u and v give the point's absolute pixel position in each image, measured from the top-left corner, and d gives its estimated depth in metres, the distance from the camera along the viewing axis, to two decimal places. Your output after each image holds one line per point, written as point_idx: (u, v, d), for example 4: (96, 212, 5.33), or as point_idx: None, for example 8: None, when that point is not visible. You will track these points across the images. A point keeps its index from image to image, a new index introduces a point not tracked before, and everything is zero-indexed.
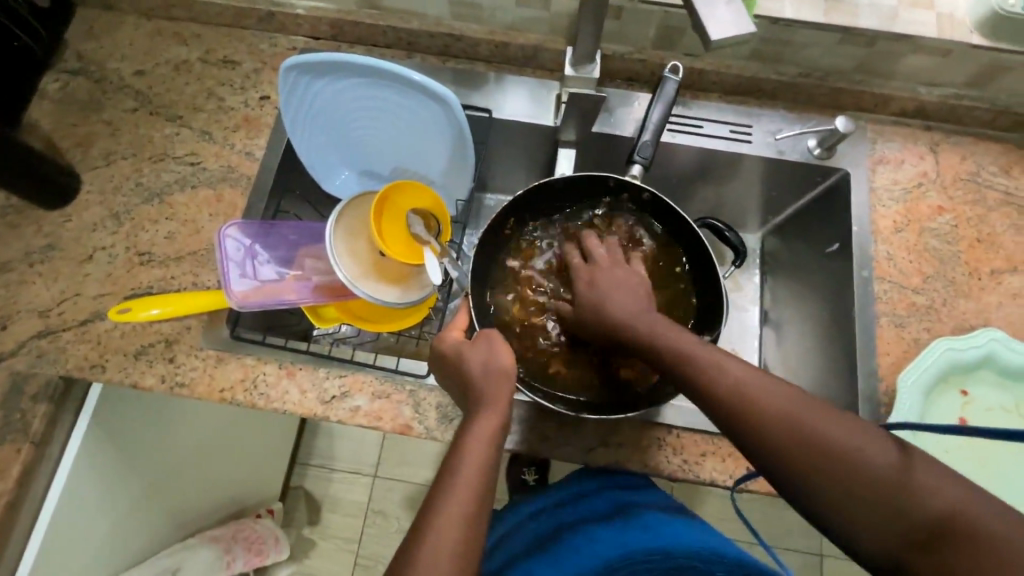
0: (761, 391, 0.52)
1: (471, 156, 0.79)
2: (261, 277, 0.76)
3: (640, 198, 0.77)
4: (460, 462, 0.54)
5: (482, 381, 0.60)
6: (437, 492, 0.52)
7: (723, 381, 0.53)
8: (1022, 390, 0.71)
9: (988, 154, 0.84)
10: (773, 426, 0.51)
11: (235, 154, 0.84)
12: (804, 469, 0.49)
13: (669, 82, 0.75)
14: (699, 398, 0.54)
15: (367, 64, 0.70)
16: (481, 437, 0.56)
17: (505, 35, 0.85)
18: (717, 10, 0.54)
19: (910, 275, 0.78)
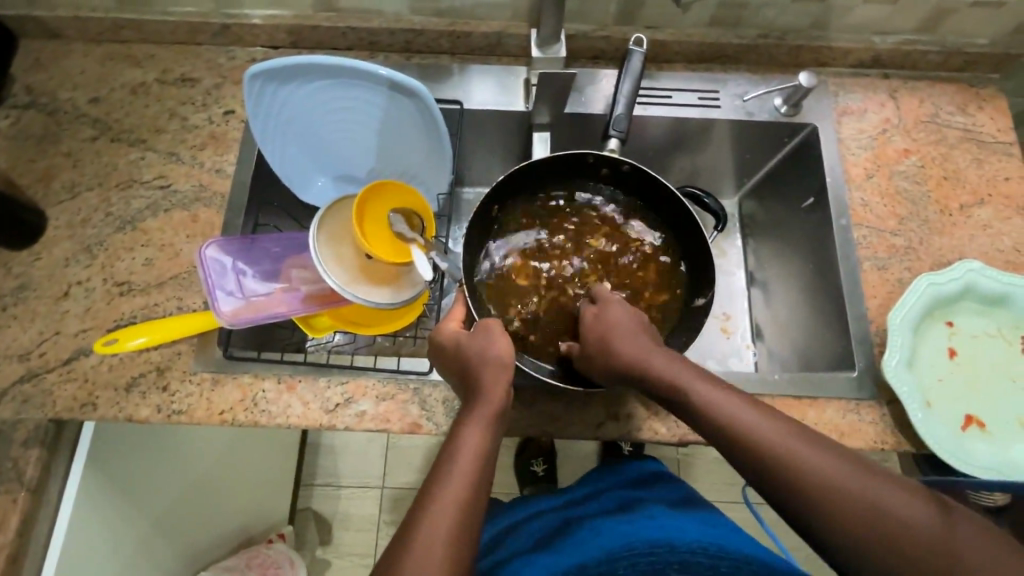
0: (800, 447, 0.52)
1: (447, 149, 0.78)
2: (248, 293, 0.74)
3: (619, 170, 0.78)
4: (457, 451, 0.53)
5: (478, 369, 0.60)
6: (435, 485, 0.51)
7: (761, 434, 0.53)
8: (1002, 314, 0.74)
9: (944, 95, 0.87)
10: (811, 485, 0.50)
11: (206, 172, 0.82)
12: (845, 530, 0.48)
13: (635, 57, 0.76)
14: (729, 450, 0.54)
15: (336, 64, 0.69)
16: (479, 432, 0.55)
17: (467, 26, 0.85)
18: None
19: (886, 218, 0.81)
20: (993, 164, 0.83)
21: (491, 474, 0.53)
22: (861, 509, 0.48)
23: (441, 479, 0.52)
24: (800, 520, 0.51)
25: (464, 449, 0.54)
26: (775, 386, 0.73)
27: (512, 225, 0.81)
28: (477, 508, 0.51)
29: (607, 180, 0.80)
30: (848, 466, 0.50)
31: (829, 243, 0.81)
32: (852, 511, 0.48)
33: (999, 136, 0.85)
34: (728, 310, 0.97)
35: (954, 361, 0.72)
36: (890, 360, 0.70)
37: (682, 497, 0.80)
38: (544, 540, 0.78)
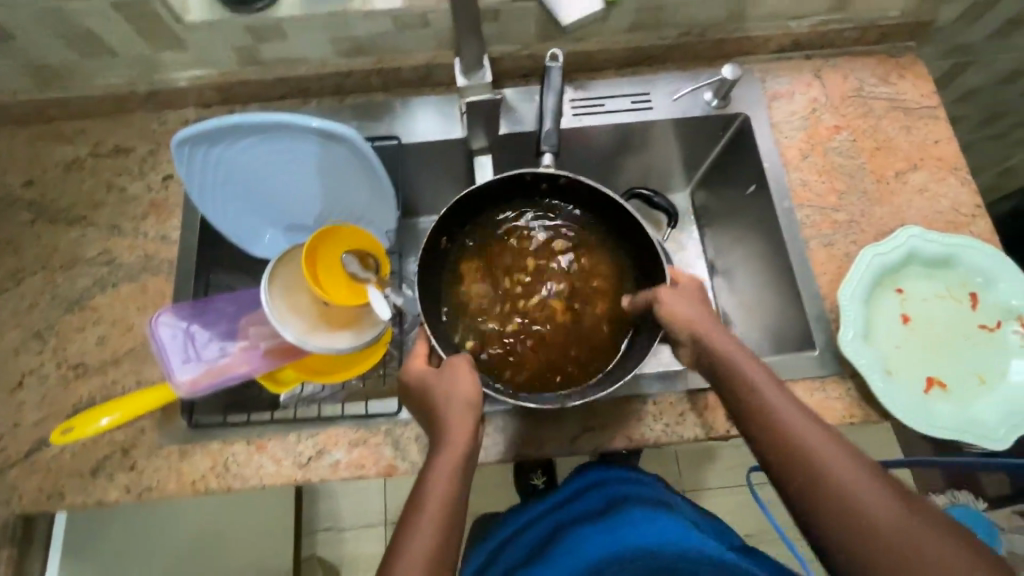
0: (833, 454, 0.54)
1: (389, 188, 0.78)
2: (205, 357, 0.73)
3: (556, 183, 0.78)
4: (426, 493, 0.54)
5: (441, 411, 0.60)
6: (410, 532, 0.52)
7: (796, 429, 0.56)
8: (949, 274, 0.76)
9: (866, 68, 0.89)
10: (818, 471, 0.53)
11: (150, 241, 0.81)
12: (830, 509, 0.52)
13: (553, 68, 0.77)
14: (763, 440, 0.57)
15: (263, 121, 0.67)
16: (446, 471, 0.56)
17: (394, 61, 0.85)
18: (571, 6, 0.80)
19: (826, 196, 0.82)
20: (921, 129, 0.86)
21: (462, 513, 0.54)
22: (858, 501, 0.51)
23: (414, 528, 0.52)
24: (807, 511, 0.54)
25: (432, 495, 0.54)
26: None
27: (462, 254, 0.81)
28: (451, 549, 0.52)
29: (541, 194, 0.80)
30: (868, 474, 0.53)
31: (776, 227, 0.82)
32: (846, 499, 0.52)
33: (923, 101, 0.87)
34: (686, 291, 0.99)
35: (909, 326, 0.74)
36: (847, 334, 0.71)
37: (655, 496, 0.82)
38: (536, 550, 0.79)
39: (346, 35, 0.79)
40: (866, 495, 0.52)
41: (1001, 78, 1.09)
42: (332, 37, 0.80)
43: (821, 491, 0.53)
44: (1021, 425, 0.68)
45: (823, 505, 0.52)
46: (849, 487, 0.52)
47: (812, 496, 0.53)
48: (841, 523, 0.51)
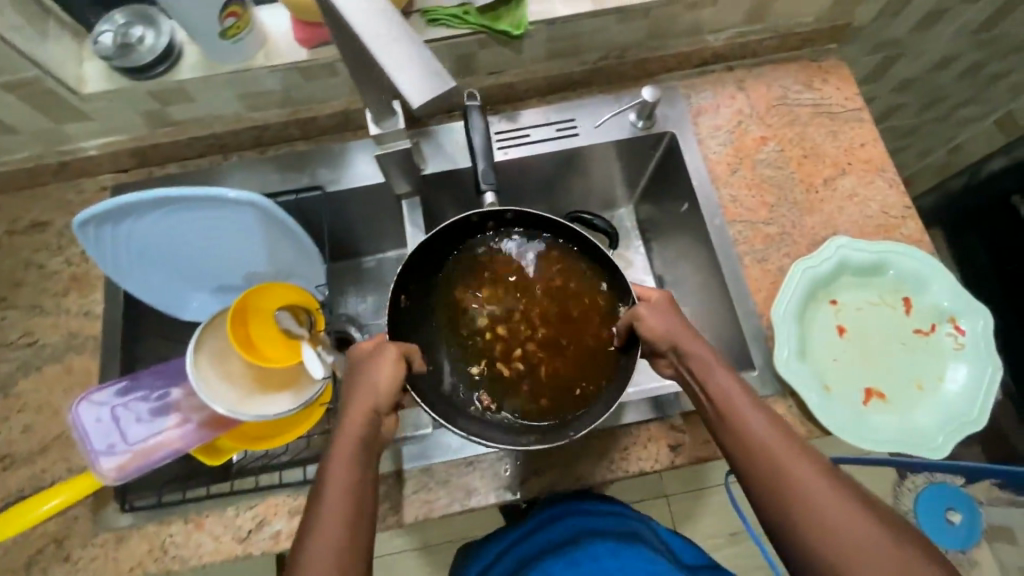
0: (794, 456, 0.53)
1: (302, 232, 0.76)
2: (134, 438, 0.71)
3: (504, 219, 0.75)
4: (328, 480, 0.54)
5: (350, 399, 0.59)
6: (313, 525, 0.52)
7: (758, 433, 0.55)
8: (880, 282, 0.76)
9: (789, 75, 0.89)
10: (780, 477, 0.52)
11: (73, 318, 0.78)
12: (786, 516, 0.51)
13: (473, 113, 0.77)
14: (728, 441, 0.56)
15: (173, 196, 0.66)
16: (350, 454, 0.56)
17: (310, 110, 0.83)
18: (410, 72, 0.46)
19: (757, 209, 0.82)
20: (847, 133, 0.86)
21: (367, 500, 0.54)
22: (816, 509, 0.50)
23: (317, 523, 0.52)
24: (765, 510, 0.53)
25: (336, 485, 0.54)
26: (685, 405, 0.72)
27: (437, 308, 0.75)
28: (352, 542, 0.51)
29: (500, 236, 0.77)
30: (833, 484, 0.51)
31: (710, 244, 0.82)
32: (806, 508, 0.50)
33: (847, 104, 0.87)
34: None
35: (845, 338, 0.74)
36: (781, 353, 0.71)
37: (624, 528, 0.80)
38: None
39: (255, 90, 0.77)
40: (825, 503, 0.50)
41: (931, 67, 1.10)
42: (240, 94, 0.78)
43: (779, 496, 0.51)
44: (959, 431, 0.68)
45: (781, 512, 0.51)
46: (810, 495, 0.50)
47: (772, 493, 0.52)
48: (794, 529, 0.50)
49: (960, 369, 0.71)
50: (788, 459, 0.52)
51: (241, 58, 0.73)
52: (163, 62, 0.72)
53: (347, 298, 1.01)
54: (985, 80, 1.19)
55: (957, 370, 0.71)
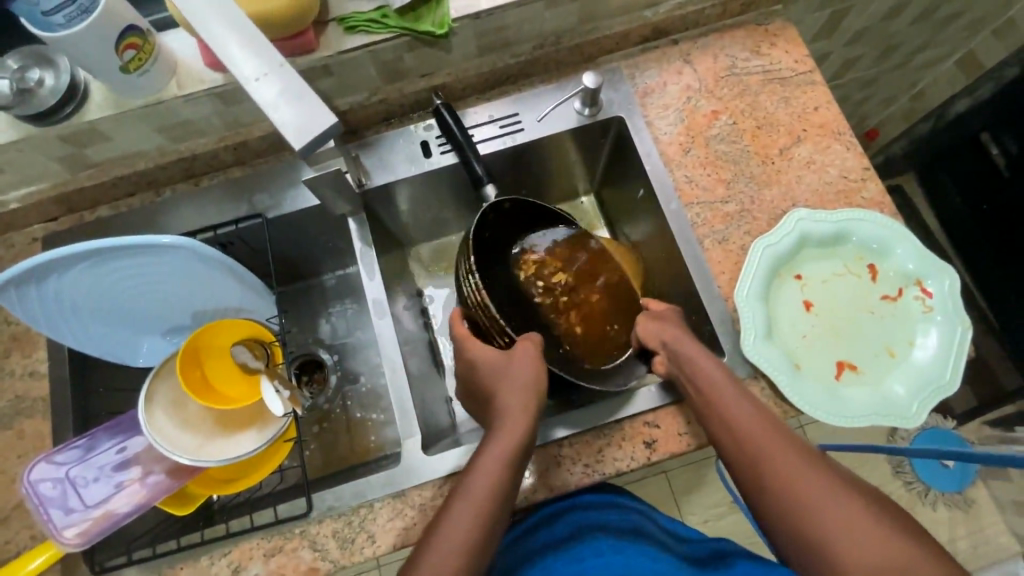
0: (784, 446, 0.56)
1: (230, 257, 0.73)
2: (94, 501, 0.69)
3: (502, 210, 0.75)
4: (473, 481, 0.57)
5: (505, 402, 0.63)
6: (444, 521, 0.55)
7: (749, 429, 0.58)
8: (842, 251, 0.74)
9: (735, 43, 0.85)
10: (768, 468, 0.55)
11: (18, 381, 0.75)
12: (778, 507, 0.54)
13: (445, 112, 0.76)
14: (723, 443, 0.60)
15: (104, 247, 0.63)
16: (501, 454, 0.59)
17: (238, 134, 0.79)
18: (290, 108, 0.45)
19: (714, 188, 0.79)
20: (800, 98, 0.83)
21: (505, 501, 0.57)
22: (806, 496, 0.53)
23: (452, 521, 0.55)
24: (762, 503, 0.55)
25: (480, 482, 0.57)
26: (652, 398, 0.71)
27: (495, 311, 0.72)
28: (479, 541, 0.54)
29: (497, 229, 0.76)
30: (819, 469, 0.54)
31: (668, 230, 0.79)
32: (789, 489, 0.54)
33: (797, 67, 0.84)
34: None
35: (812, 313, 0.72)
36: (748, 337, 0.69)
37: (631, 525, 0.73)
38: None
39: (174, 122, 0.73)
40: (814, 490, 0.53)
41: (883, 16, 1.06)
42: (160, 127, 0.73)
43: (770, 486, 0.55)
44: (932, 396, 0.67)
45: (766, 496, 0.55)
46: (798, 480, 0.54)
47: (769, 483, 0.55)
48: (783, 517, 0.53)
49: (930, 332, 0.70)
50: (773, 456, 0.56)
51: (151, 89, 0.69)
52: (69, 103, 0.68)
53: (315, 319, 0.98)
54: (941, 23, 1.16)
55: (928, 334, 0.70)
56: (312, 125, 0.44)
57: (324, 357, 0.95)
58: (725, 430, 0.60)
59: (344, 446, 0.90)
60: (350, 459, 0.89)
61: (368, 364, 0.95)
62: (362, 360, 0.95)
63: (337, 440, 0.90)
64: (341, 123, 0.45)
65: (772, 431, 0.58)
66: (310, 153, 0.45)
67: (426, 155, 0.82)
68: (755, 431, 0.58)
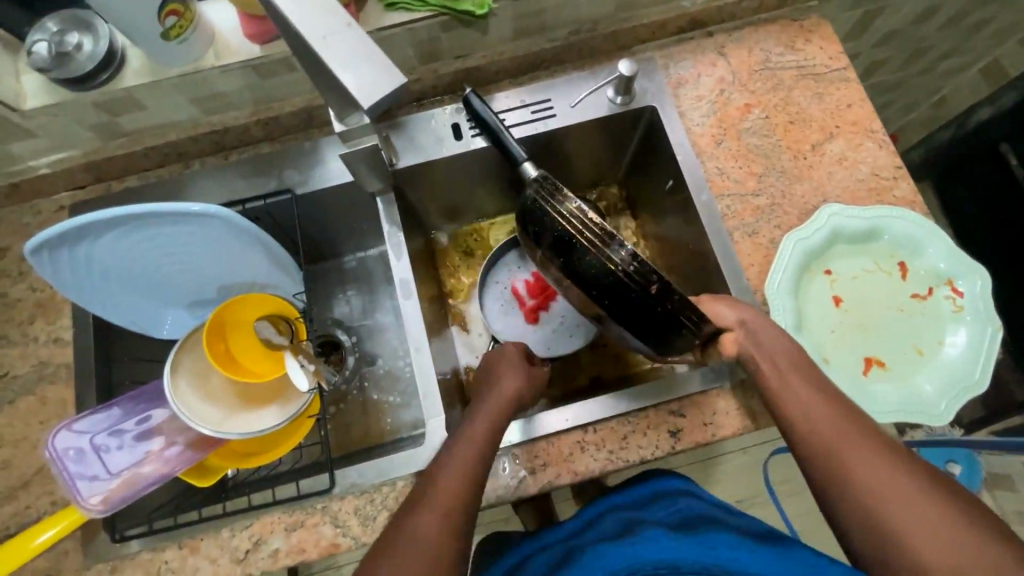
0: (859, 437, 0.54)
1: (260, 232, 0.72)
2: (117, 468, 0.69)
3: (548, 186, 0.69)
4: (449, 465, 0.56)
5: (498, 373, 0.67)
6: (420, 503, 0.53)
7: (821, 420, 0.56)
8: (873, 248, 0.74)
9: (770, 36, 0.85)
10: (843, 458, 0.53)
11: (42, 347, 0.75)
12: (845, 495, 0.52)
13: (474, 99, 0.72)
14: (794, 433, 0.58)
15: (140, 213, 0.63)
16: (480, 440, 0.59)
17: (270, 109, 0.79)
18: (355, 66, 0.45)
19: (745, 181, 0.79)
20: (833, 94, 0.82)
21: (478, 489, 0.55)
22: (878, 486, 0.51)
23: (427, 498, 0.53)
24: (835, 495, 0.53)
25: (458, 463, 0.56)
26: (678, 388, 0.71)
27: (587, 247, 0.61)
28: (474, 491, 0.54)
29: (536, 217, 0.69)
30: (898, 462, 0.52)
31: (697, 221, 0.79)
32: (864, 481, 0.51)
33: (832, 64, 0.84)
34: (553, 303, 0.90)
35: (842, 308, 0.72)
36: None
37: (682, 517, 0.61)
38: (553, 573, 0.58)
39: (208, 93, 0.73)
40: (889, 481, 0.51)
41: (914, 18, 1.06)
42: (194, 98, 0.73)
43: (844, 477, 0.52)
44: (962, 395, 0.67)
45: (839, 487, 0.53)
46: (875, 472, 0.52)
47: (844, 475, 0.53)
48: (854, 507, 0.51)
49: (960, 332, 0.70)
50: (849, 442, 0.54)
51: (189, 58, 0.68)
52: (106, 69, 0.68)
53: (332, 300, 0.98)
54: (970, 28, 1.16)
55: (957, 333, 0.70)
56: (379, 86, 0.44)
57: (343, 338, 0.95)
58: (794, 420, 0.58)
59: (361, 427, 0.89)
60: (367, 441, 0.88)
61: (387, 346, 0.95)
62: (382, 343, 0.95)
63: (354, 421, 0.90)
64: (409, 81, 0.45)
65: (842, 418, 0.56)
66: (377, 115, 0.44)
67: (457, 137, 0.82)
68: (827, 419, 0.56)
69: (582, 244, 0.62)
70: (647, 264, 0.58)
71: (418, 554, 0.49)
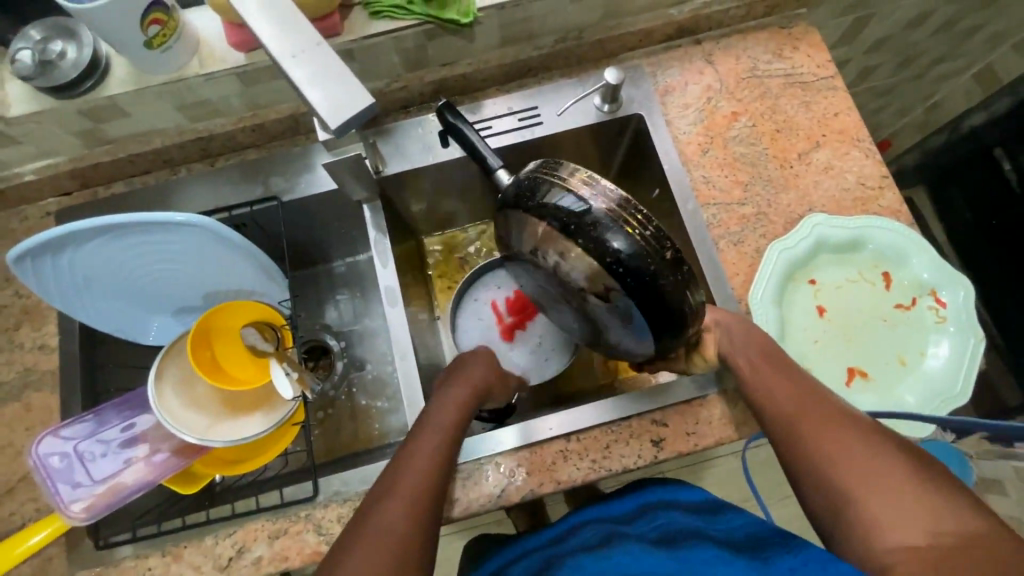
0: (818, 406, 0.57)
1: (245, 240, 0.73)
2: (101, 476, 0.69)
3: None
4: (410, 455, 0.57)
5: (466, 361, 0.70)
6: (378, 500, 0.53)
7: (785, 393, 0.59)
8: (857, 258, 0.74)
9: (758, 44, 0.85)
10: (805, 427, 0.56)
11: (28, 353, 0.75)
12: (811, 464, 0.54)
13: (445, 109, 0.71)
14: (763, 410, 0.60)
15: (125, 221, 0.63)
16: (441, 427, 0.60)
17: (257, 116, 0.79)
18: (323, 85, 0.44)
19: (731, 189, 0.79)
20: (820, 103, 0.82)
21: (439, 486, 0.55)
22: (841, 450, 0.53)
23: (389, 482, 0.54)
24: (801, 463, 0.55)
25: (419, 456, 0.57)
26: (663, 398, 0.71)
27: (604, 212, 0.55)
28: (437, 484, 0.55)
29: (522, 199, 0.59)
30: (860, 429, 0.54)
31: (683, 230, 0.79)
32: (828, 447, 0.54)
33: (819, 72, 0.84)
34: (522, 334, 0.88)
35: (825, 318, 0.72)
36: None
37: (664, 530, 0.61)
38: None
39: (194, 100, 0.73)
40: (853, 446, 0.53)
41: (907, 24, 1.06)
42: (180, 105, 0.73)
43: (807, 442, 0.55)
44: (943, 406, 0.67)
45: (804, 453, 0.55)
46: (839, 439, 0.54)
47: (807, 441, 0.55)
48: (823, 484, 0.53)
49: (942, 342, 0.70)
50: (810, 413, 0.57)
51: (173, 66, 0.68)
52: (90, 77, 0.67)
53: (320, 306, 0.98)
54: (962, 34, 1.16)
55: (940, 344, 0.70)
56: (347, 106, 0.44)
57: (331, 345, 0.95)
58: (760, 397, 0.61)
59: (349, 432, 0.90)
60: (354, 446, 0.89)
61: (375, 352, 0.95)
62: (370, 348, 0.95)
63: (341, 426, 0.90)
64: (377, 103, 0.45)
65: (807, 395, 0.59)
66: (344, 135, 0.44)
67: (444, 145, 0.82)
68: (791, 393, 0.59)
69: (598, 211, 0.54)
70: (660, 229, 0.55)
71: (382, 539, 0.50)
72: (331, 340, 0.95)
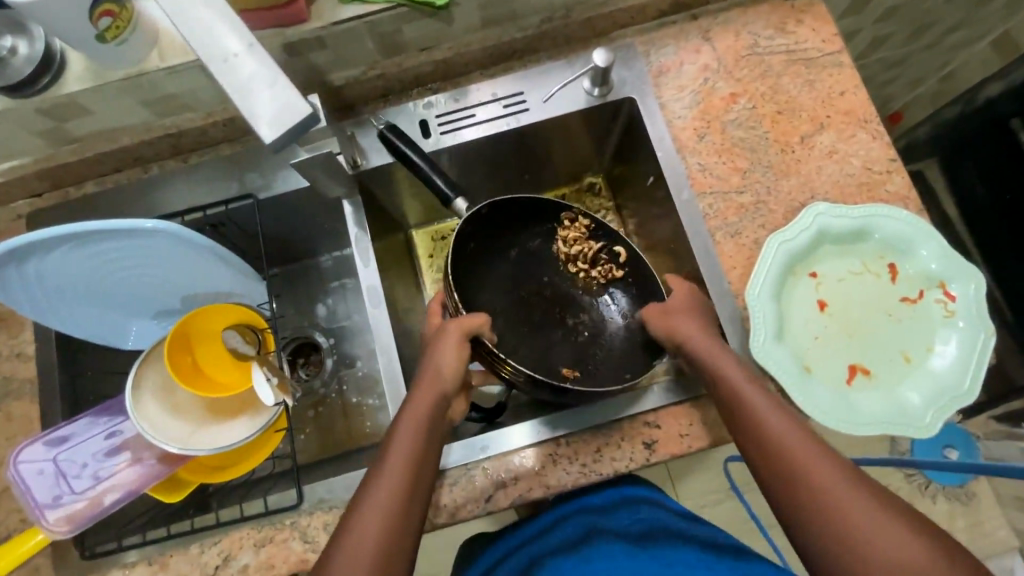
0: (820, 464, 0.52)
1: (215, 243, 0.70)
2: (82, 488, 0.68)
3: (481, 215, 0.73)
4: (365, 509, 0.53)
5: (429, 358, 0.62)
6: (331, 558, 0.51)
7: (787, 441, 0.54)
8: (861, 249, 0.70)
9: (759, 18, 0.79)
10: (805, 487, 0.51)
11: (6, 361, 0.74)
12: (812, 531, 0.50)
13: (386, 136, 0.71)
14: (758, 456, 0.55)
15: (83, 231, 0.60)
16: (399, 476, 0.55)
17: (228, 110, 0.76)
18: (266, 91, 0.43)
19: (728, 177, 0.75)
20: (825, 81, 0.77)
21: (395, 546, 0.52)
22: (847, 522, 0.48)
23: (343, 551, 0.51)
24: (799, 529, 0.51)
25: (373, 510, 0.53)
26: (656, 399, 0.68)
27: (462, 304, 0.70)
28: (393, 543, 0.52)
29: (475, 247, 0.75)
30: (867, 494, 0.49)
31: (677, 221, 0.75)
32: (832, 515, 0.49)
33: (825, 47, 0.78)
34: None
35: (826, 313, 0.69)
36: (758, 337, 0.66)
37: (646, 524, 0.65)
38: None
39: (159, 95, 0.69)
40: (858, 518, 0.48)
41: None
42: (145, 100, 0.70)
43: (807, 508, 0.51)
44: (950, 407, 0.64)
45: (803, 516, 0.51)
46: (844, 508, 0.49)
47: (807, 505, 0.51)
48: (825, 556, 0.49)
49: (950, 339, 0.66)
50: (812, 471, 0.51)
51: (132, 61, 0.64)
52: (45, 73, 0.63)
53: (308, 302, 0.95)
54: None
55: (947, 341, 0.66)
56: (285, 118, 0.42)
57: (320, 343, 0.93)
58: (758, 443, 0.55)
59: (341, 430, 0.88)
60: (347, 445, 0.87)
61: (365, 348, 0.93)
62: (360, 345, 0.93)
63: (334, 423, 0.88)
64: (322, 117, 0.44)
65: (808, 446, 0.53)
66: (281, 146, 0.43)
67: (425, 136, 0.78)
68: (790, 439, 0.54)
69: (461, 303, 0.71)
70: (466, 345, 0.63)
71: None
72: (321, 338, 0.93)
